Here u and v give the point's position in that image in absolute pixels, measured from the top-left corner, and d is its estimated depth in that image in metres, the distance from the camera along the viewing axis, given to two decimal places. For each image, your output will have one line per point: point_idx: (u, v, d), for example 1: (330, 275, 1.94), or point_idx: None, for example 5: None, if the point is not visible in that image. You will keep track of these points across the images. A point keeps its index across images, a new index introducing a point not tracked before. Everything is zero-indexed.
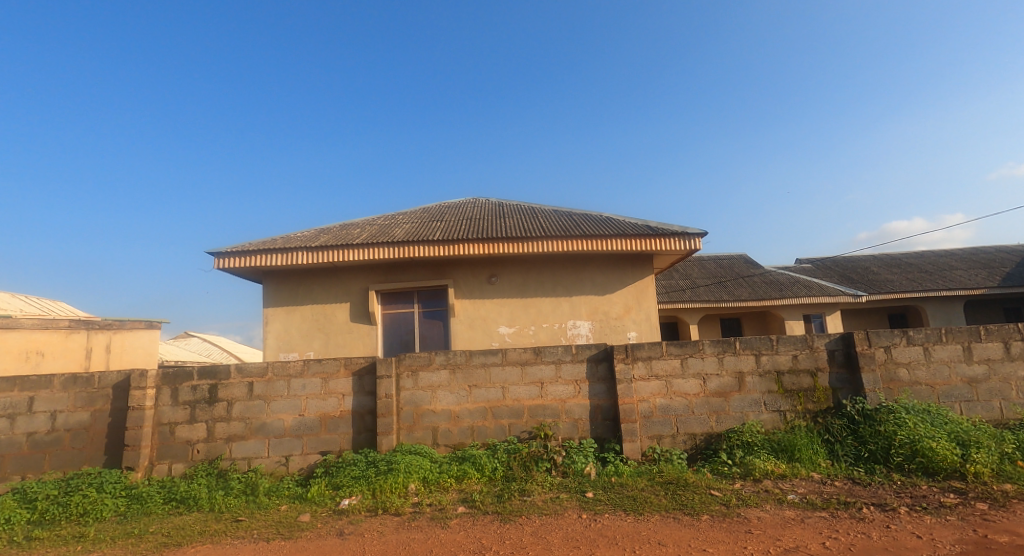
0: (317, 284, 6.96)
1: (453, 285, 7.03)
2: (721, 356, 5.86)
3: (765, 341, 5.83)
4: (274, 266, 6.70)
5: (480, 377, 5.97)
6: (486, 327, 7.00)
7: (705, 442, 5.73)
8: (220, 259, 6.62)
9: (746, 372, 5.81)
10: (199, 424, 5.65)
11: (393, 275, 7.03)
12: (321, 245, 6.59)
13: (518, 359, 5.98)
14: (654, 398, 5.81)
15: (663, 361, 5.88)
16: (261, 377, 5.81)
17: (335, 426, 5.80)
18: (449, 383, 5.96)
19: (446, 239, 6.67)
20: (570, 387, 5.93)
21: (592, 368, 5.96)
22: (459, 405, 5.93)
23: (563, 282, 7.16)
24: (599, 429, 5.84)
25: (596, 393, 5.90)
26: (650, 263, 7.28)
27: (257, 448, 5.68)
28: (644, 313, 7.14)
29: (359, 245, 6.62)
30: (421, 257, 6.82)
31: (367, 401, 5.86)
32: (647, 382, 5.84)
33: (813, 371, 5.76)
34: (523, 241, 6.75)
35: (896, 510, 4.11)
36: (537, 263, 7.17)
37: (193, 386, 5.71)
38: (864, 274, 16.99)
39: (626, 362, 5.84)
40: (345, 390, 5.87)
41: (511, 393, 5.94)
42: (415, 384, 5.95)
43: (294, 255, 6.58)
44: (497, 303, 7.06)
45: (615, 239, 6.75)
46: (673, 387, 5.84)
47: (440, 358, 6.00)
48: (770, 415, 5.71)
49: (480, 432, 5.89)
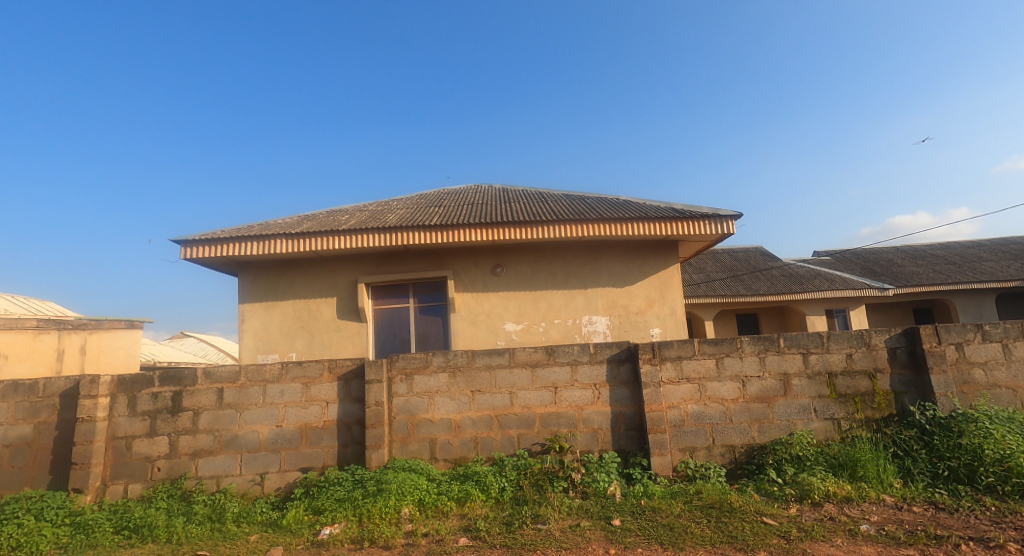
0: (300, 277, 6.18)
1: (453, 276, 6.25)
2: (763, 355, 5.07)
3: (814, 338, 5.04)
4: (250, 256, 5.93)
5: (484, 381, 5.20)
6: (490, 324, 6.23)
7: (746, 455, 4.92)
8: (188, 248, 5.85)
9: (792, 374, 5.02)
10: (160, 437, 4.89)
11: (385, 266, 6.24)
12: (303, 232, 5.83)
13: (528, 360, 5.21)
14: (686, 404, 5.04)
15: (695, 361, 5.11)
16: (233, 383, 5.06)
17: (318, 438, 5.03)
18: (449, 388, 5.20)
19: (444, 224, 5.90)
20: (588, 392, 5.15)
21: (613, 370, 5.18)
22: (460, 414, 5.16)
23: (577, 273, 6.36)
24: (623, 441, 5.05)
25: (619, 399, 5.12)
26: (676, 250, 6.47)
27: (227, 465, 4.91)
28: (669, 307, 6.34)
29: (346, 231, 5.85)
30: (417, 244, 6.03)
31: (354, 409, 5.10)
32: (677, 386, 5.07)
33: (871, 372, 4.95)
34: (532, 226, 5.97)
35: (1005, 548, 3.30)
36: (548, 251, 6.38)
37: (154, 394, 4.96)
38: (888, 266, 16.13)
39: (654, 363, 5.06)
40: (330, 397, 5.11)
41: (521, 399, 5.17)
42: (410, 390, 5.18)
43: (272, 243, 5.83)
44: (503, 297, 6.28)
45: (637, 222, 5.95)
46: (708, 392, 5.06)
47: (439, 360, 5.24)
48: (822, 423, 4.91)
49: (485, 444, 5.11)
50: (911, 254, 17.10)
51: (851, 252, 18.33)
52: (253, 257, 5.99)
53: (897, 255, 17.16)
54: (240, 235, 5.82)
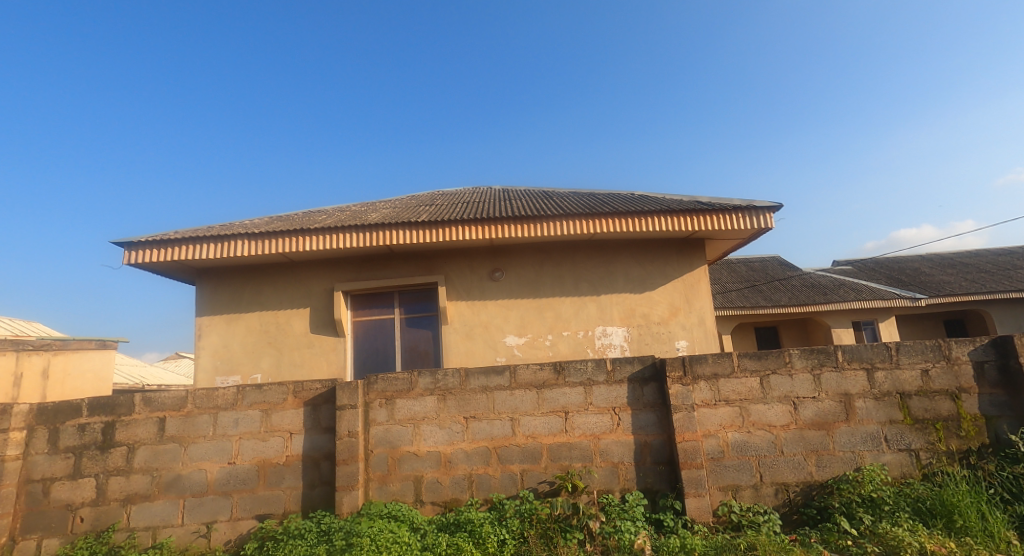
0: (268, 285, 5.35)
1: (445, 282, 5.40)
2: (817, 372, 4.19)
3: (879, 350, 4.16)
4: (208, 260, 5.11)
5: (480, 406, 4.33)
6: (489, 338, 5.37)
7: (803, 497, 4.00)
8: (135, 250, 5.04)
9: (855, 395, 4.13)
10: (85, 480, 4.03)
11: (367, 271, 5.40)
12: (269, 231, 5.02)
13: (533, 380, 4.33)
14: (725, 432, 4.15)
15: (734, 380, 4.24)
16: (177, 412, 4.19)
17: (278, 478, 4.14)
18: (438, 414, 4.32)
19: (433, 220, 5.07)
20: (606, 418, 4.27)
21: (635, 392, 4.30)
22: (452, 446, 4.27)
23: (588, 277, 5.50)
24: (650, 478, 4.15)
25: (643, 426, 4.23)
26: (703, 251, 5.61)
27: (166, 513, 4.02)
28: (696, 316, 5.46)
29: (318, 230, 5.04)
30: (403, 245, 5.20)
31: (323, 442, 4.22)
32: (713, 410, 4.19)
33: (954, 392, 4.06)
34: (535, 222, 5.13)
35: None
36: (555, 253, 5.53)
37: (80, 426, 4.10)
38: (916, 275, 15.17)
39: (685, 382, 4.19)
40: (294, 427, 4.25)
41: (524, 427, 4.28)
42: (390, 417, 4.31)
43: (234, 244, 5.01)
44: (503, 306, 5.42)
45: (658, 216, 5.11)
46: (752, 417, 4.17)
47: (426, 381, 4.38)
48: (896, 456, 3.99)
49: (482, 483, 4.21)
50: (939, 263, 16.13)
51: (874, 261, 17.38)
52: (212, 261, 5.17)
53: (924, 264, 16.19)
54: (196, 235, 5.01)
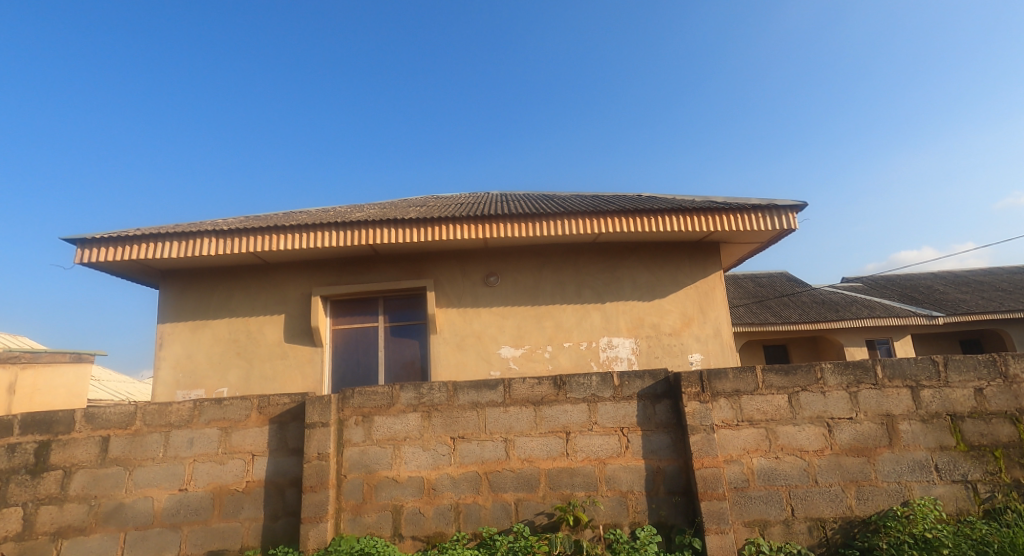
0: (238, 290, 4.87)
1: (434, 287, 4.92)
2: (854, 390, 3.68)
3: (925, 366, 3.65)
4: (172, 260, 4.63)
5: (470, 425, 3.80)
6: (482, 349, 4.86)
7: (842, 535, 3.45)
8: (90, 249, 4.56)
9: (898, 416, 3.61)
10: (12, 510, 3.53)
11: (349, 274, 4.92)
12: (240, 228, 4.56)
13: (530, 395, 3.82)
14: (750, 458, 3.63)
15: (759, 398, 3.73)
16: (123, 430, 3.67)
17: (236, 508, 3.60)
18: (421, 434, 3.80)
19: (421, 218, 4.61)
20: (613, 440, 3.74)
21: (646, 410, 3.78)
22: (437, 471, 3.74)
23: (592, 283, 5.01)
24: (664, 511, 3.62)
25: (656, 450, 3.71)
26: (717, 256, 5.12)
27: (104, 548, 3.48)
28: (711, 327, 4.96)
29: (294, 227, 4.57)
30: (388, 245, 4.73)
31: (289, 466, 3.69)
32: (736, 431, 3.67)
33: (1011, 415, 3.59)
34: (534, 221, 4.67)
35: None
36: (556, 257, 5.05)
37: (11, 446, 3.60)
38: (930, 293, 14.64)
39: (704, 400, 3.68)
40: (256, 447, 3.72)
41: (520, 450, 3.75)
42: (367, 437, 3.79)
43: (201, 242, 4.54)
44: (498, 315, 4.92)
45: (668, 215, 4.65)
46: (780, 440, 3.64)
47: (408, 396, 3.87)
48: (949, 488, 3.47)
49: (471, 515, 3.66)
50: (952, 280, 15.61)
51: (884, 279, 16.87)
52: (176, 262, 4.69)
53: (937, 281, 15.67)
54: (157, 233, 4.54)
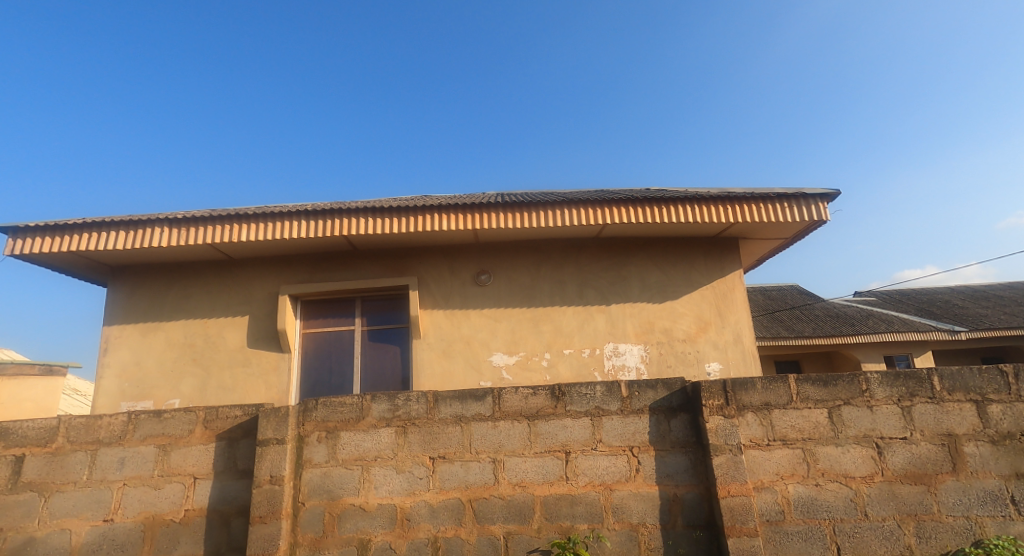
0: (198, 289, 4.48)
1: (418, 286, 4.46)
2: (907, 405, 3.10)
3: (992, 377, 3.10)
4: (124, 253, 4.24)
5: (452, 442, 3.23)
6: (471, 356, 4.36)
7: None
8: (28, 239, 4.12)
9: (962, 437, 3.03)
10: None
11: (323, 272, 4.49)
12: (200, 216, 4.14)
13: (522, 408, 3.26)
14: (786, 485, 3.03)
15: (793, 413, 3.14)
16: (42, 449, 3.14)
17: (170, 543, 3.03)
18: (394, 453, 3.22)
19: (402, 206, 4.17)
20: (621, 462, 3.16)
21: (659, 427, 3.20)
22: (412, 498, 3.15)
23: (595, 283, 4.51)
24: (683, 548, 3.03)
25: (672, 475, 3.13)
26: (736, 253, 4.60)
27: None
28: (731, 332, 4.43)
29: (261, 215, 4.15)
30: (365, 237, 4.29)
31: (236, 491, 3.11)
32: (767, 453, 3.08)
33: None
34: (527, 210, 4.22)
35: None
36: (554, 253, 4.59)
37: None
38: (948, 307, 14.01)
39: (728, 415, 3.10)
40: (199, 469, 3.15)
41: (510, 473, 3.17)
42: (331, 457, 3.21)
43: (156, 232, 4.13)
44: (490, 318, 4.45)
45: (678, 204, 4.19)
46: (820, 464, 3.06)
47: (381, 408, 3.29)
48: None
49: (451, 552, 3.07)
50: (971, 295, 14.98)
51: (899, 294, 16.24)
52: (128, 255, 4.28)
53: (956, 296, 15.03)
54: (107, 222, 4.14)
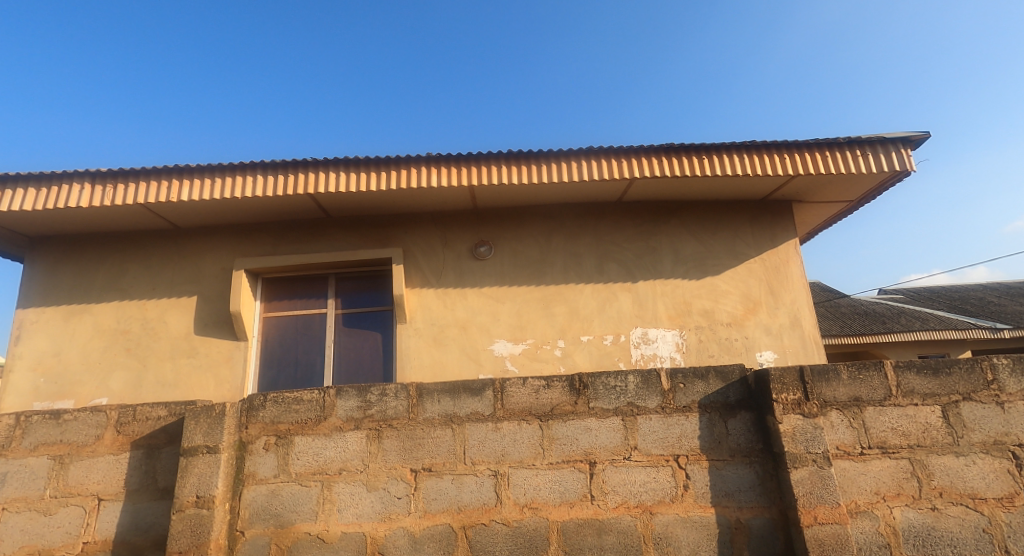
0: (136, 264, 3.96)
1: (405, 259, 3.84)
2: None
3: None
4: (54, 212, 3.65)
5: (441, 450, 2.44)
6: (468, 344, 3.70)
7: None
8: None
9: None
10: None
11: (292, 244, 3.90)
12: (145, 169, 3.56)
13: (532, 405, 2.47)
14: (892, 509, 2.23)
15: (895, 410, 2.33)
16: None
17: None
18: (364, 465, 2.43)
19: (388, 157, 3.56)
20: (665, 476, 2.37)
21: (712, 429, 2.40)
22: (387, 525, 2.37)
23: (617, 255, 3.90)
24: None
25: (732, 493, 2.34)
26: (779, 222, 4.02)
27: None
28: (786, 315, 3.83)
29: (219, 169, 3.55)
30: (343, 197, 3.67)
31: (151, 517, 2.34)
32: (864, 465, 2.28)
33: None
34: (537, 162, 3.60)
35: None
36: (568, 220, 3.96)
37: None
38: (985, 305, 13.08)
39: (809, 413, 2.30)
40: (104, 488, 2.38)
41: (518, 490, 2.38)
42: (280, 470, 2.43)
43: (91, 188, 3.55)
44: (491, 299, 3.81)
45: (715, 154, 3.58)
46: (937, 480, 2.26)
47: (348, 406, 2.51)
48: None
49: None
50: (1008, 293, 14.03)
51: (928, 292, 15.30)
52: (55, 218, 3.68)
53: (991, 294, 14.07)
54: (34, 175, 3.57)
